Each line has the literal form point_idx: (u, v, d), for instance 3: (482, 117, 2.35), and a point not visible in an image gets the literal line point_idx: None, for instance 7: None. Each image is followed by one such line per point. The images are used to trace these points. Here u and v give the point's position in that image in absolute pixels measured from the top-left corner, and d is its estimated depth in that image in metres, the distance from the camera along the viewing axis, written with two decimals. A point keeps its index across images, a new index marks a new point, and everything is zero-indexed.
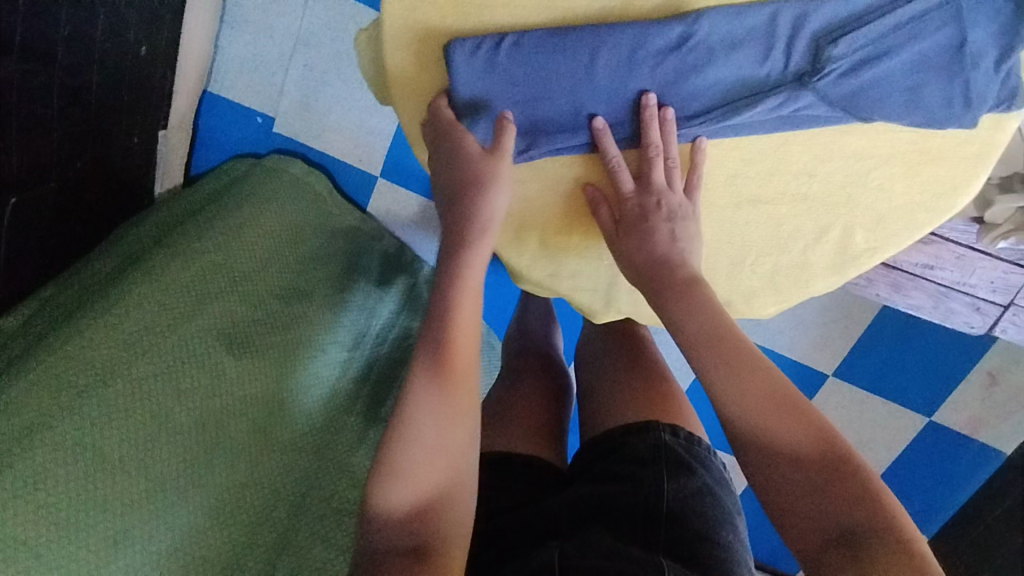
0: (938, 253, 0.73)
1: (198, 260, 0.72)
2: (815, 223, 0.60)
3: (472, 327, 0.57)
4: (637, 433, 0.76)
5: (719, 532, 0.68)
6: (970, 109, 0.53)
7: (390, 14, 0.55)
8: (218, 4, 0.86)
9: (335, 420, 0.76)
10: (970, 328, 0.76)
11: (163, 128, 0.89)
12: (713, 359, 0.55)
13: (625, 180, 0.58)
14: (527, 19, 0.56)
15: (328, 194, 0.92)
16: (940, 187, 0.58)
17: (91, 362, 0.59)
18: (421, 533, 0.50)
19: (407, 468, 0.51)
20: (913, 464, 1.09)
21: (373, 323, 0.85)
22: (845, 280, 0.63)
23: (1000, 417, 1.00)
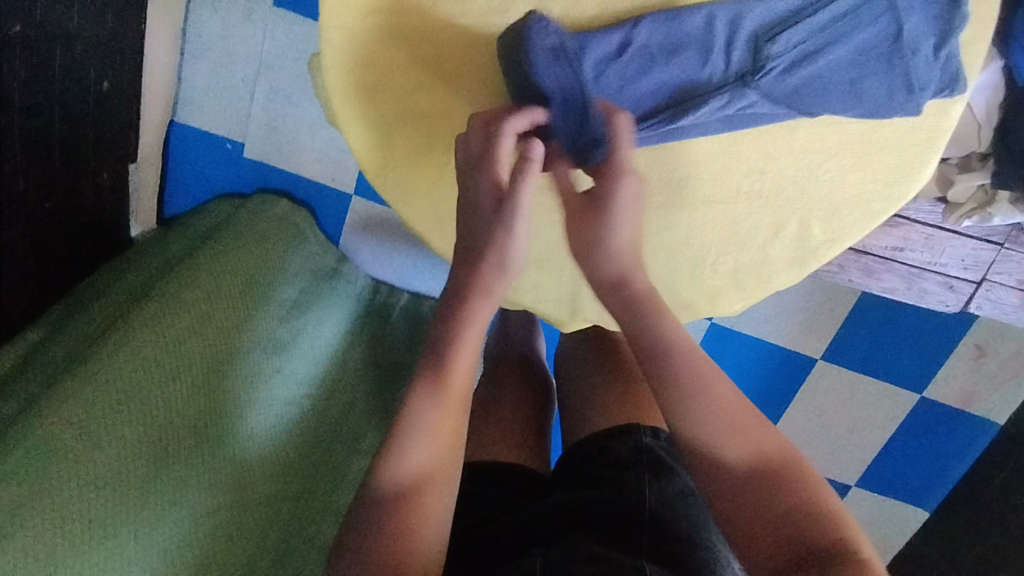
0: (908, 236, 0.83)
1: (188, 310, 0.75)
2: (771, 219, 0.60)
3: (469, 361, 0.59)
4: (619, 438, 0.78)
5: (703, 533, 0.68)
6: (913, 96, 0.53)
7: (332, 42, 0.55)
8: (180, 36, 0.96)
9: (317, 466, 0.80)
10: (946, 305, 0.88)
11: (133, 161, 0.99)
12: (674, 376, 0.58)
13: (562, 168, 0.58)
14: (463, 36, 0.55)
15: (309, 230, 0.99)
16: (893, 175, 0.59)
17: (89, 420, 0.61)
18: (409, 522, 0.52)
19: (394, 458, 0.54)
20: (905, 426, 1.28)
21: (350, 364, 0.91)
22: (807, 273, 0.62)
23: (986, 388, 1.21)
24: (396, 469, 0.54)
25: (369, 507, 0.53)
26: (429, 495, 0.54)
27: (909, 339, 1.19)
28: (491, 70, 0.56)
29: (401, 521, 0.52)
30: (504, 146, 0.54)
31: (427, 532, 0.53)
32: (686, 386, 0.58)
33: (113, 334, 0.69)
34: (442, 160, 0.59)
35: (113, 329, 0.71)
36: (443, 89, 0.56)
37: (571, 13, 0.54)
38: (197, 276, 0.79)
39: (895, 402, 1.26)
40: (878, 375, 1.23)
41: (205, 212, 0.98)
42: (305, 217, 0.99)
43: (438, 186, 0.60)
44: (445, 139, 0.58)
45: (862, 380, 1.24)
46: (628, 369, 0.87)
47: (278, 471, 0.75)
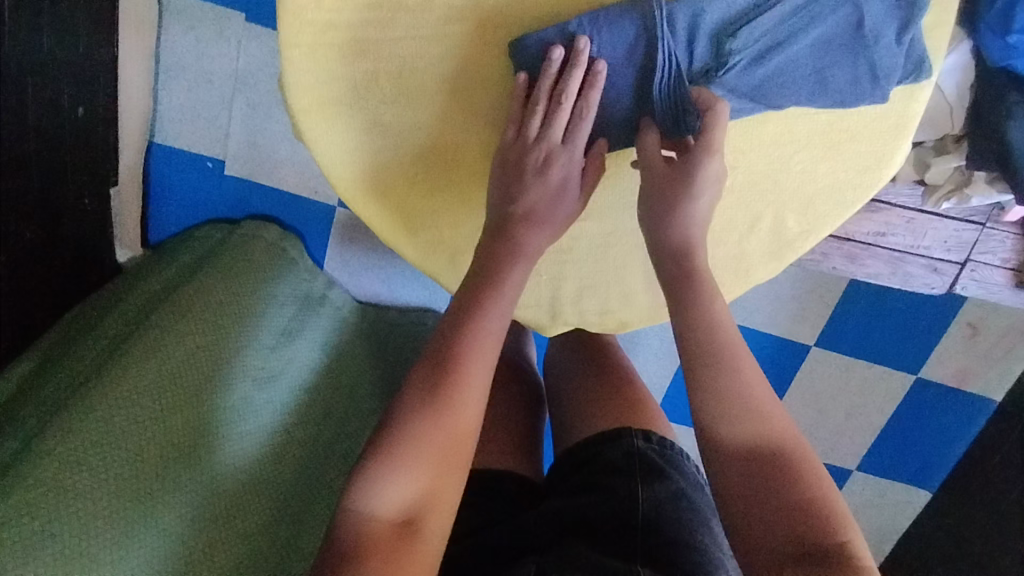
0: (889, 220, 0.83)
1: (181, 343, 0.75)
2: (746, 213, 0.60)
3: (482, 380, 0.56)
4: (612, 442, 0.78)
5: (696, 535, 0.68)
6: (879, 85, 0.53)
7: (293, 61, 0.53)
8: (152, 56, 0.91)
9: (306, 494, 0.81)
10: (931, 288, 0.88)
11: (114, 183, 0.96)
12: (695, 357, 0.57)
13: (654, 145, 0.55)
14: (426, 44, 0.54)
15: (301, 257, 0.99)
16: (863, 164, 0.59)
17: (85, 459, 0.61)
18: (422, 495, 0.52)
19: (391, 474, 0.52)
20: (902, 408, 1.28)
21: (339, 389, 0.91)
22: (785, 265, 0.63)
23: (981, 366, 1.21)
24: (396, 485, 0.52)
25: (382, 477, 0.52)
26: (442, 469, 0.53)
27: (902, 321, 1.18)
28: (455, 81, 0.55)
29: (412, 494, 0.52)
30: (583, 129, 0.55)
31: (439, 507, 0.53)
32: (702, 366, 0.57)
33: (106, 371, 0.69)
34: (412, 170, 0.59)
35: (107, 364, 0.70)
36: (408, 104, 0.56)
37: (533, 18, 0.54)
38: (190, 308, 0.79)
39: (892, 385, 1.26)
40: (873, 358, 1.23)
41: (196, 237, 0.97)
42: (294, 242, 1.00)
43: (409, 197, 0.60)
44: (414, 150, 0.58)
45: (859, 364, 1.24)
46: (615, 372, 0.87)
47: (269, 499, 0.76)
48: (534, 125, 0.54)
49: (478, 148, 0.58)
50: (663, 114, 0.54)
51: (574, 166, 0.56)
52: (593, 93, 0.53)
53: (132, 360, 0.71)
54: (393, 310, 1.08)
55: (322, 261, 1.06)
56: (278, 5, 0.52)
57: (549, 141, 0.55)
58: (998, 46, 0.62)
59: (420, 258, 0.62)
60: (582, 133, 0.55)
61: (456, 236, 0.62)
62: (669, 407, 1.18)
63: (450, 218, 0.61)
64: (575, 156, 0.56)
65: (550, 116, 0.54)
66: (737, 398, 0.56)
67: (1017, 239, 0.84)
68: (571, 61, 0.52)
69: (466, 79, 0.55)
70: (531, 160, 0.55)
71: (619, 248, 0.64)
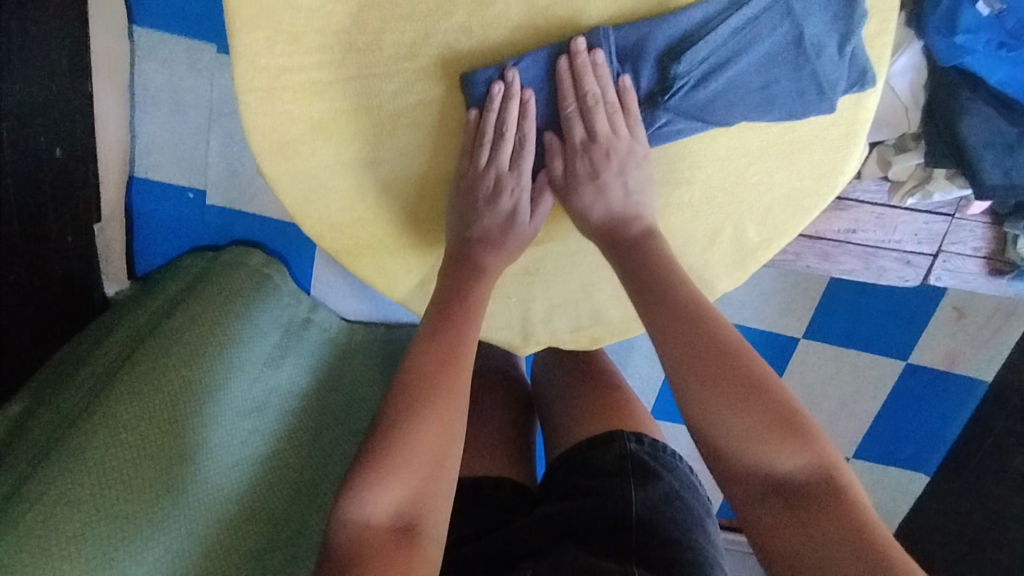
0: (858, 217, 0.84)
1: (167, 379, 0.76)
2: (706, 228, 0.62)
3: (462, 389, 0.56)
4: (604, 445, 0.79)
5: (688, 535, 0.69)
6: (825, 96, 0.54)
7: (250, 105, 0.54)
8: (128, 92, 0.91)
9: (298, 516, 0.82)
10: (905, 280, 0.90)
11: (97, 221, 0.96)
12: (663, 312, 0.55)
13: (579, 128, 0.56)
14: (377, 83, 0.55)
15: (285, 281, 0.99)
16: (818, 171, 0.59)
17: (77, 501, 0.62)
18: (412, 505, 0.52)
19: (382, 486, 0.51)
20: (895, 394, 1.29)
21: (325, 411, 0.92)
22: (750, 273, 0.64)
23: (969, 348, 1.22)
24: (387, 497, 0.51)
25: (377, 486, 0.51)
26: (436, 474, 0.53)
27: (888, 308, 1.19)
28: (411, 116, 0.56)
29: (408, 498, 0.52)
30: (526, 156, 0.58)
31: (434, 512, 0.53)
32: (672, 318, 0.54)
33: (93, 410, 0.69)
34: (374, 201, 0.59)
35: (93, 403, 0.71)
36: (365, 141, 0.57)
37: (481, 51, 0.54)
38: (174, 342, 0.80)
39: (883, 372, 1.27)
40: (860, 347, 1.24)
41: (179, 269, 0.97)
42: (279, 267, 0.99)
43: (372, 230, 0.61)
44: (376, 184, 0.59)
45: (849, 353, 1.25)
46: (602, 378, 0.88)
47: (258, 526, 0.77)
48: (484, 157, 0.57)
49: (436, 178, 0.60)
50: (611, 137, 0.56)
51: (524, 191, 0.59)
52: (527, 122, 0.56)
53: (119, 397, 0.71)
54: (381, 327, 1.07)
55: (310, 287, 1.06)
56: (231, 52, 0.53)
57: (489, 171, 0.57)
58: (945, 45, 0.63)
59: (388, 286, 0.64)
60: (524, 158, 0.58)
61: (420, 264, 0.64)
62: (661, 407, 1.19)
63: (413, 247, 0.63)
64: (523, 180, 0.59)
65: (497, 148, 0.56)
66: (714, 354, 0.53)
67: (987, 228, 0.85)
68: (505, 95, 0.54)
69: (422, 114, 0.57)
70: (483, 189, 0.58)
71: (586, 266, 0.65)
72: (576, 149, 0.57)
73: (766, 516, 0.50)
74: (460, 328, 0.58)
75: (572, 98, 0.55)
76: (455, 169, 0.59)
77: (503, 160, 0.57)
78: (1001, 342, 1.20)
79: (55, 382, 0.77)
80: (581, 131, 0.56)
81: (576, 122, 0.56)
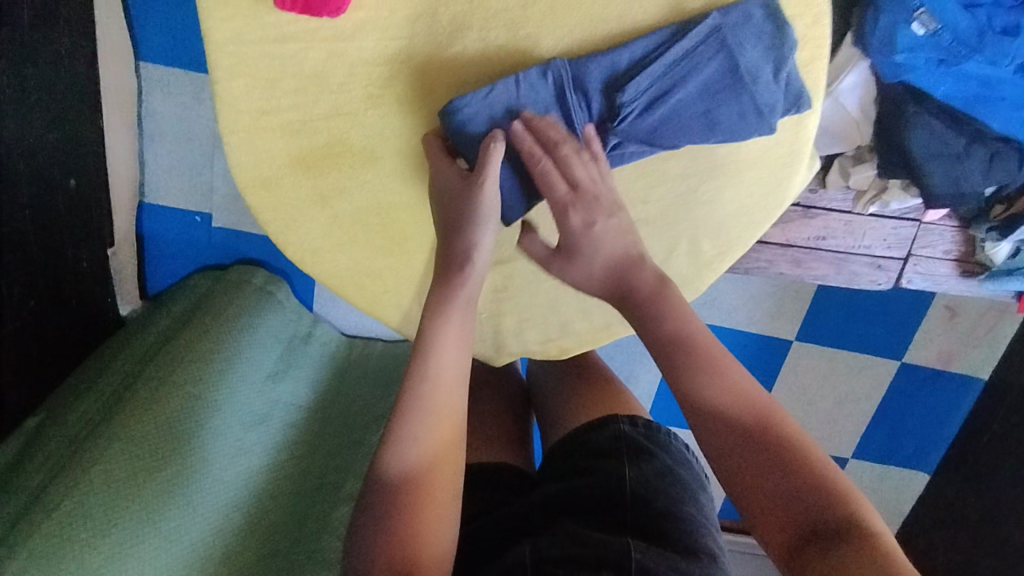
0: (828, 224, 0.87)
1: (172, 396, 0.80)
2: (663, 243, 0.65)
3: (454, 422, 0.59)
4: (599, 429, 0.81)
5: (682, 507, 0.71)
6: (764, 118, 0.58)
7: (233, 145, 0.60)
8: (135, 125, 0.98)
9: (296, 524, 0.87)
10: (879, 284, 0.93)
11: (111, 245, 1.02)
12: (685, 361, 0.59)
13: (557, 179, 0.59)
14: (351, 116, 0.60)
15: (287, 298, 1.03)
16: (767, 187, 0.63)
17: (93, 513, 0.67)
18: (411, 544, 0.53)
19: (384, 527, 0.54)
20: (892, 394, 1.31)
21: (321, 424, 0.97)
22: (705, 286, 0.68)
23: (964, 347, 1.23)
24: (389, 538, 0.53)
25: (380, 528, 0.54)
26: (434, 483, 0.56)
27: (878, 310, 1.21)
28: (380, 147, 0.61)
29: (408, 515, 0.54)
30: (433, 145, 0.59)
31: (432, 525, 0.55)
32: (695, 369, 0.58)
33: (105, 426, 0.75)
34: (352, 224, 0.64)
35: (105, 419, 0.76)
36: (338, 171, 0.61)
37: (439, 89, 0.59)
38: (182, 360, 0.84)
39: (882, 373, 1.28)
40: (852, 348, 1.26)
41: (188, 287, 1.03)
42: (280, 285, 1.03)
43: (351, 252, 0.65)
44: (352, 212, 0.63)
45: (844, 354, 1.26)
46: (597, 376, 0.92)
47: (259, 535, 0.82)
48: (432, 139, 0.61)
49: (409, 201, 0.64)
50: (582, 179, 0.59)
51: (451, 174, 0.58)
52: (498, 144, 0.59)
53: (130, 415, 0.76)
54: (380, 341, 1.12)
55: (314, 305, 1.10)
56: (215, 99, 0.58)
57: (431, 164, 0.59)
58: (888, 65, 0.64)
59: (368, 305, 0.67)
60: (438, 152, 0.59)
61: (397, 283, 0.67)
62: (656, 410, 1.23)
63: (388, 269, 0.66)
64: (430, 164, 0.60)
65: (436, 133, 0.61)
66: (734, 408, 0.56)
67: (956, 231, 0.87)
68: (449, 120, 0.58)
69: (391, 146, 0.61)
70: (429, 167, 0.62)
71: (552, 282, 0.68)
72: (559, 198, 0.59)
73: (811, 559, 0.50)
74: (438, 352, 0.60)
75: (544, 155, 0.58)
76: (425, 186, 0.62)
77: (434, 155, 0.59)
78: (997, 340, 1.22)
79: (69, 398, 0.82)
80: (559, 181, 0.59)
81: (551, 173, 0.58)
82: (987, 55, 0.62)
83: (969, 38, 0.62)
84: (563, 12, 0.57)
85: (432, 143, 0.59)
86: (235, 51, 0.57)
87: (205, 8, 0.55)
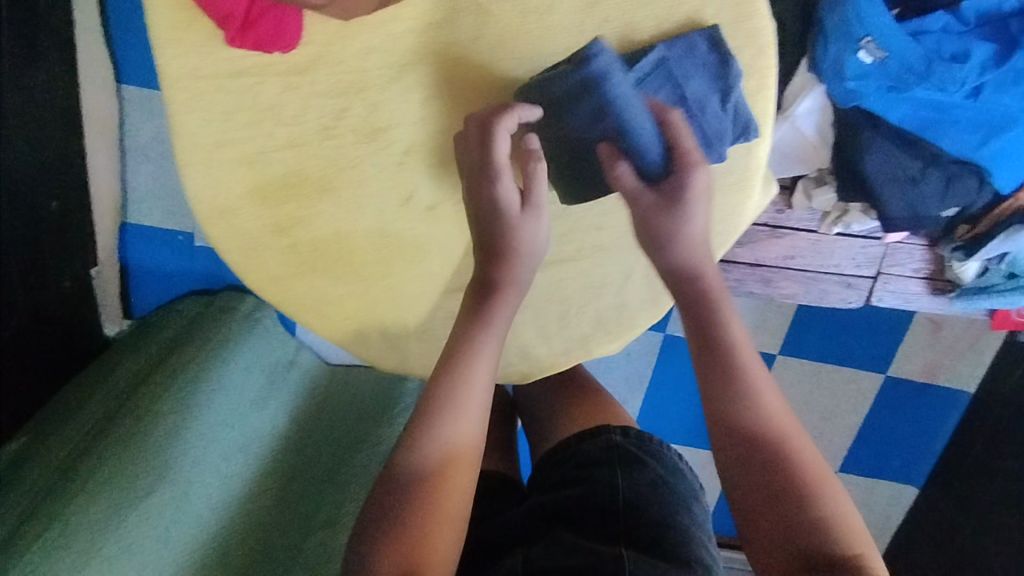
0: (795, 244, 0.87)
1: (153, 427, 0.77)
2: (619, 267, 0.66)
3: (471, 433, 0.58)
4: (590, 438, 0.79)
5: (678, 515, 0.67)
6: (713, 148, 0.59)
7: (191, 177, 0.61)
8: (117, 147, 0.99)
9: (282, 557, 0.82)
10: (848, 303, 0.93)
11: (95, 265, 1.03)
12: (709, 370, 0.57)
13: (685, 138, 0.57)
14: (305, 148, 0.60)
15: (274, 323, 1.00)
16: (720, 215, 0.63)
17: (70, 548, 0.64)
18: (413, 553, 0.51)
19: (383, 539, 0.52)
20: (881, 408, 1.29)
21: (308, 450, 0.93)
22: (665, 311, 0.69)
23: (948, 360, 1.22)
24: (390, 549, 0.52)
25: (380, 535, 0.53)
26: (441, 497, 0.54)
27: (863, 321, 1.21)
28: (334, 178, 0.61)
29: (412, 532, 0.52)
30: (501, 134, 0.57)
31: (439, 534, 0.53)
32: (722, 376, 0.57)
33: (87, 457, 0.72)
34: (310, 252, 0.64)
35: (88, 450, 0.73)
36: (296, 202, 0.62)
37: (391, 120, 0.60)
38: (168, 387, 0.82)
39: (872, 389, 1.27)
40: (839, 360, 1.25)
41: (176, 313, 1.02)
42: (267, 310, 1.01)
43: (312, 280, 0.65)
44: (309, 240, 0.64)
45: (830, 368, 1.25)
46: (580, 388, 0.91)
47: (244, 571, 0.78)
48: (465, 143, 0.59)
49: (367, 231, 0.64)
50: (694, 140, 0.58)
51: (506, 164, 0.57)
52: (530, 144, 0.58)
53: (112, 445, 0.73)
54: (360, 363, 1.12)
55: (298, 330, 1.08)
56: (172, 132, 0.59)
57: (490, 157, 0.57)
58: (840, 90, 0.65)
59: (329, 332, 0.67)
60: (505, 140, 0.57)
61: (358, 310, 0.67)
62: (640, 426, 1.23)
63: (349, 295, 0.66)
64: (501, 171, 0.58)
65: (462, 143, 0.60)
66: (746, 440, 0.54)
67: (925, 250, 0.87)
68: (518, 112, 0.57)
69: (346, 177, 0.61)
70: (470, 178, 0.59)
71: None
72: (686, 157, 0.58)
73: None
74: (473, 350, 0.59)
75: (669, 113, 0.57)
76: (481, 173, 0.58)
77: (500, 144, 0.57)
78: (981, 353, 1.20)
79: (50, 430, 0.79)
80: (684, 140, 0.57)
81: (679, 131, 0.57)
82: (935, 81, 0.63)
83: (915, 65, 0.63)
84: (511, 45, 0.58)
85: (503, 128, 0.56)
86: (190, 86, 0.58)
87: (160, 46, 0.56)
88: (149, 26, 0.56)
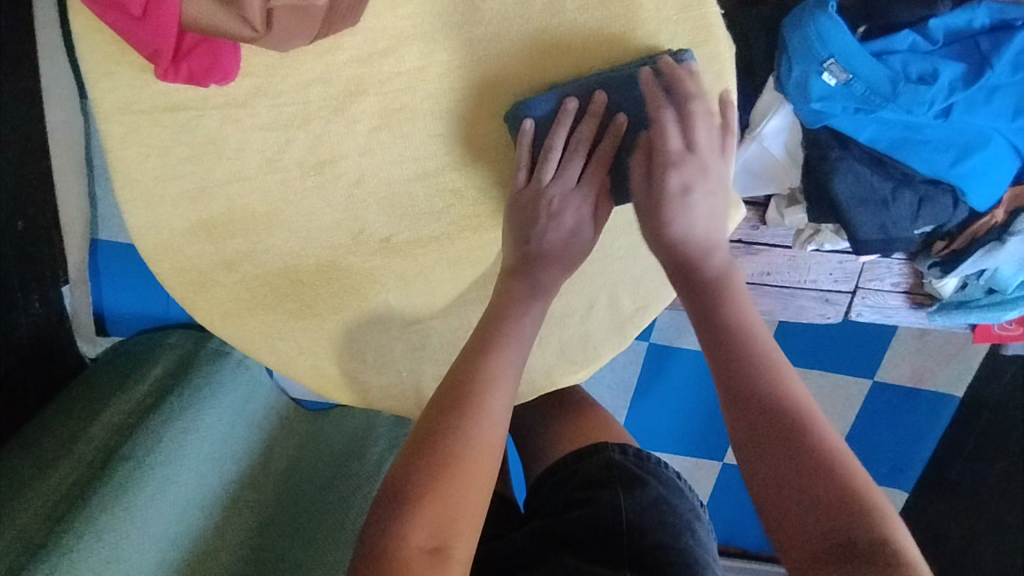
0: (772, 259, 0.85)
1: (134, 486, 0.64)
2: (581, 296, 0.64)
3: (501, 415, 0.50)
4: (588, 457, 0.71)
5: (682, 539, 0.61)
6: None
7: (132, 213, 0.58)
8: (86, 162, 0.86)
9: None
10: (827, 318, 0.90)
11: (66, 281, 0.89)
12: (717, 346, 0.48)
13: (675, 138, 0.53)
14: (251, 180, 0.58)
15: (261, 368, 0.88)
16: None
17: None
18: (445, 518, 0.44)
19: (408, 510, 0.44)
20: (873, 420, 1.19)
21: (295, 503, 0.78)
22: (629, 341, 0.66)
23: (937, 364, 1.13)
24: (417, 529, 0.44)
25: (406, 511, 0.44)
26: (472, 473, 0.46)
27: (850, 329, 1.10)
28: (280, 208, 0.59)
29: (435, 517, 0.44)
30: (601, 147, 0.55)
31: (467, 499, 0.46)
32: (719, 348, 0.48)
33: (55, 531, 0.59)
34: (258, 284, 0.61)
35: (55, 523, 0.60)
36: (244, 234, 0.59)
37: (339, 150, 0.58)
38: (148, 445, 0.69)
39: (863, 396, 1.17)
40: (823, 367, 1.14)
41: (166, 344, 0.86)
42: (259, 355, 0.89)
43: (261, 313, 0.61)
44: (258, 272, 0.60)
45: (818, 377, 1.15)
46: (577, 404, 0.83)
47: None
48: (549, 170, 0.55)
49: (316, 265, 0.61)
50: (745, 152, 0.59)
51: (593, 186, 0.56)
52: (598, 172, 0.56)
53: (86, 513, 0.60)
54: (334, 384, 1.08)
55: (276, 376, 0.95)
56: (110, 168, 0.57)
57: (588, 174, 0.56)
58: (807, 111, 0.66)
59: (282, 367, 0.63)
60: (601, 161, 0.55)
61: (311, 343, 0.62)
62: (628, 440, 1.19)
63: (301, 328, 0.62)
64: (584, 203, 0.56)
65: (540, 166, 0.56)
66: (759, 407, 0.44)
67: (904, 264, 0.86)
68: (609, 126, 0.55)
69: (292, 207, 0.59)
70: (544, 205, 0.56)
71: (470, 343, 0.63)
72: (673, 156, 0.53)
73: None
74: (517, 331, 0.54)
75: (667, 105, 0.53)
76: (557, 191, 0.56)
77: (592, 166, 0.56)
78: (969, 356, 1.12)
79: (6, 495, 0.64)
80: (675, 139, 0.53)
81: (671, 131, 0.53)
82: (903, 103, 0.62)
83: (883, 87, 0.62)
84: (459, 74, 0.57)
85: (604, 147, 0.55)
86: (127, 121, 0.56)
87: (92, 80, 0.55)
88: (80, 60, 0.54)
